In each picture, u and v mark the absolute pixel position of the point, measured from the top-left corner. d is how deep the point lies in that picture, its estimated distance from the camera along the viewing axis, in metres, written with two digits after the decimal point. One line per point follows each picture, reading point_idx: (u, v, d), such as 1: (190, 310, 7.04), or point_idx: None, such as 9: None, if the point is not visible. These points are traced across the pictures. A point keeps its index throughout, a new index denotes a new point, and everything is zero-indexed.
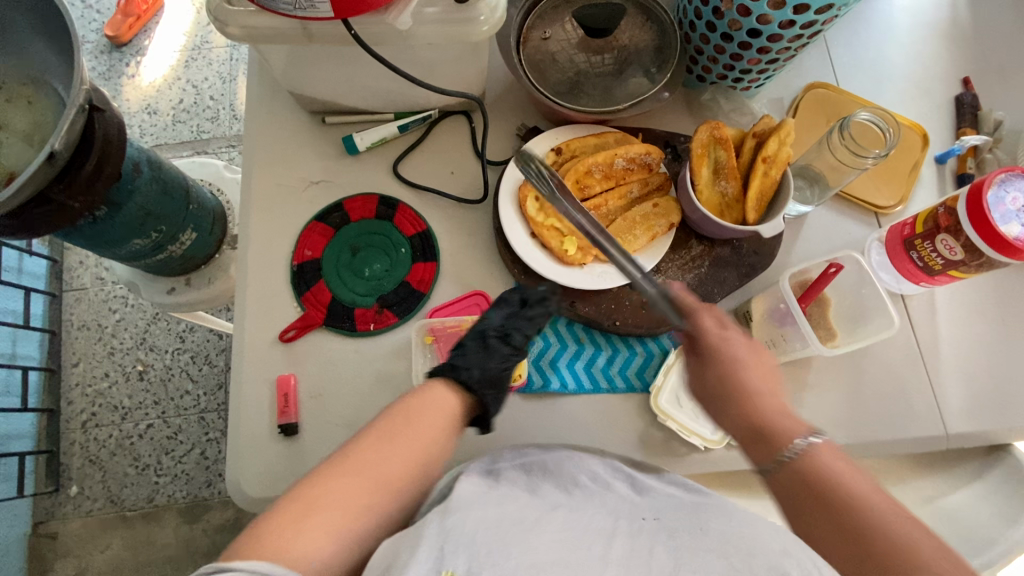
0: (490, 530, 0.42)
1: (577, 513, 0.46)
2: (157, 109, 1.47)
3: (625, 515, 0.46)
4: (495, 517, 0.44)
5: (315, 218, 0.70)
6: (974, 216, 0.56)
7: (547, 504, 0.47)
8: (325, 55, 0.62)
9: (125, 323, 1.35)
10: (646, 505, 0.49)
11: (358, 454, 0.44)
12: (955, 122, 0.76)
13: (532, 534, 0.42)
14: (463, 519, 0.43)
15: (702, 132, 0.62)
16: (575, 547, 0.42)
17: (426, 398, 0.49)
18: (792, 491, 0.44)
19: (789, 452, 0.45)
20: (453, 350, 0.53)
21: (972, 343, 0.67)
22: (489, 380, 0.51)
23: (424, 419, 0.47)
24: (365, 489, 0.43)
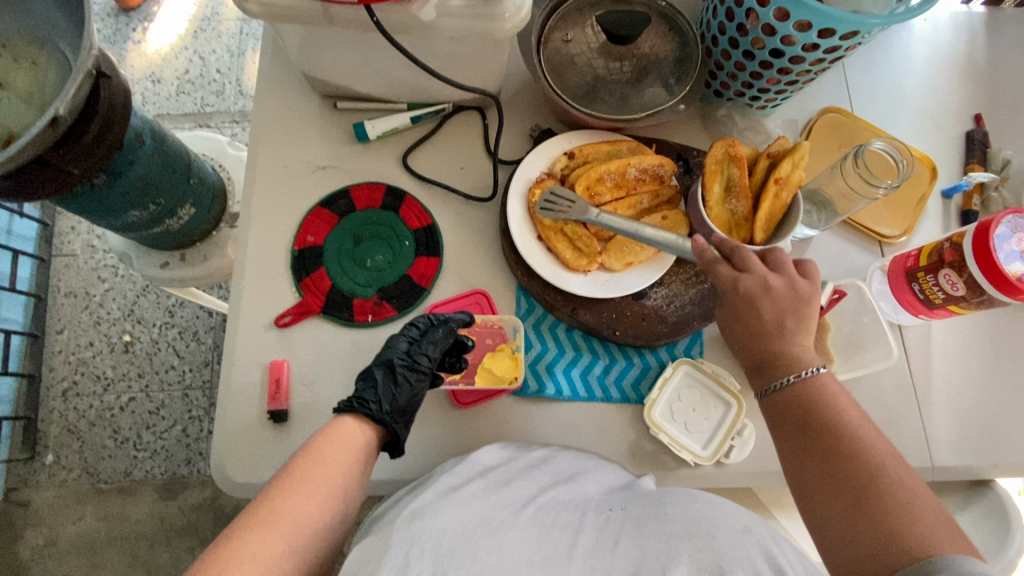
0: (457, 535, 0.47)
1: (544, 510, 0.51)
2: (161, 78, 1.44)
3: (592, 509, 0.52)
4: (463, 520, 0.48)
5: (319, 204, 0.69)
6: (979, 254, 0.56)
7: (517, 501, 0.52)
8: (343, 39, 0.61)
9: (114, 293, 1.33)
10: (614, 499, 0.54)
11: (300, 477, 0.48)
12: (964, 158, 0.77)
13: (498, 534, 0.47)
14: (430, 525, 0.48)
15: (716, 149, 0.62)
16: (542, 543, 0.48)
17: (345, 428, 0.54)
18: (788, 412, 0.47)
19: (792, 376, 0.47)
20: (361, 384, 0.59)
21: (964, 379, 0.68)
22: (395, 410, 0.57)
23: (335, 446, 0.52)
24: (301, 512, 0.46)
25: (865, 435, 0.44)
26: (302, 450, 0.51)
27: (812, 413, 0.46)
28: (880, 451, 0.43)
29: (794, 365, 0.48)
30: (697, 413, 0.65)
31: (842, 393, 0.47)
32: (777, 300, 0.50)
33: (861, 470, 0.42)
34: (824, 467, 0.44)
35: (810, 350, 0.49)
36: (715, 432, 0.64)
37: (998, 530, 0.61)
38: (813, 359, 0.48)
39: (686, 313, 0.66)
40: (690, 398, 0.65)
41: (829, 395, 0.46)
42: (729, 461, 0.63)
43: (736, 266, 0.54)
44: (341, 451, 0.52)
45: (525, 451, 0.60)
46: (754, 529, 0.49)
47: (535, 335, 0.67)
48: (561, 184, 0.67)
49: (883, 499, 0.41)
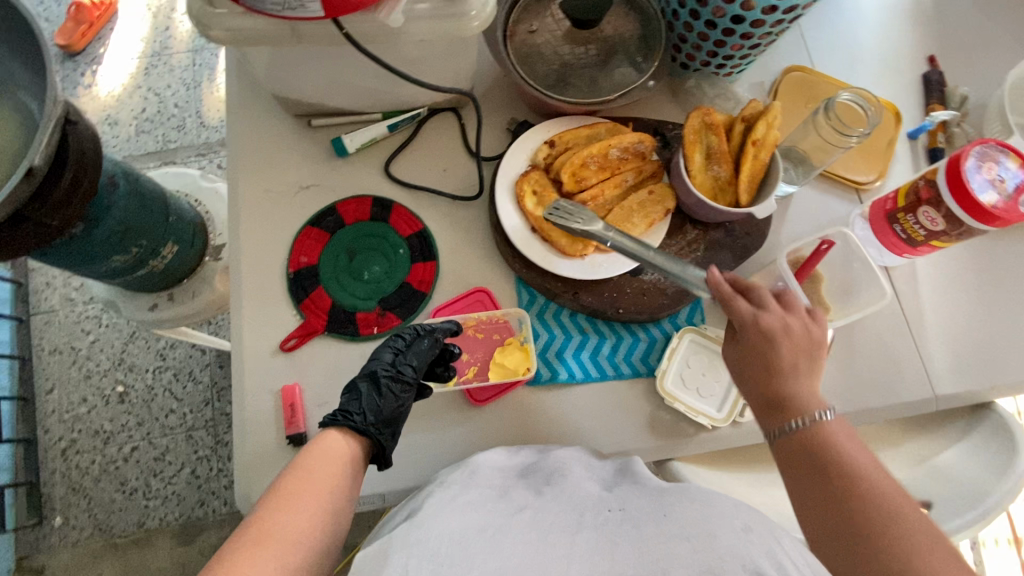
0: (452, 545, 0.46)
1: (543, 513, 0.50)
2: (118, 120, 1.41)
3: (591, 509, 0.51)
4: (459, 530, 0.48)
5: (307, 224, 0.69)
6: (954, 188, 0.58)
7: (514, 506, 0.52)
8: (311, 55, 0.61)
9: (101, 344, 1.30)
10: (612, 498, 0.53)
11: (288, 489, 0.49)
12: (924, 99, 0.80)
13: (494, 539, 0.47)
14: (428, 534, 0.47)
15: (693, 119, 0.63)
16: (540, 545, 0.46)
17: (330, 440, 0.55)
18: (797, 453, 0.48)
19: (800, 421, 0.49)
20: (347, 396, 0.60)
21: (953, 309, 0.71)
22: (379, 422, 0.58)
23: (320, 459, 0.52)
24: (291, 523, 0.46)
25: (873, 474, 0.45)
26: (290, 468, 0.51)
27: (820, 457, 0.47)
28: (887, 489, 0.44)
29: (808, 408, 0.49)
30: (707, 378, 0.66)
31: (851, 437, 0.48)
32: (784, 343, 0.52)
33: (872, 520, 0.43)
34: (838, 507, 0.44)
35: (816, 395, 0.50)
36: (726, 394, 0.66)
37: (1006, 448, 0.63)
38: (819, 403, 0.50)
39: (684, 283, 0.68)
40: (699, 363, 0.67)
41: (833, 442, 0.47)
42: (745, 419, 0.65)
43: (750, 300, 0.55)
44: (321, 461, 0.52)
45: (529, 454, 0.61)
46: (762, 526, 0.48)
47: (541, 323, 0.68)
48: (547, 173, 0.68)
49: (896, 547, 0.41)
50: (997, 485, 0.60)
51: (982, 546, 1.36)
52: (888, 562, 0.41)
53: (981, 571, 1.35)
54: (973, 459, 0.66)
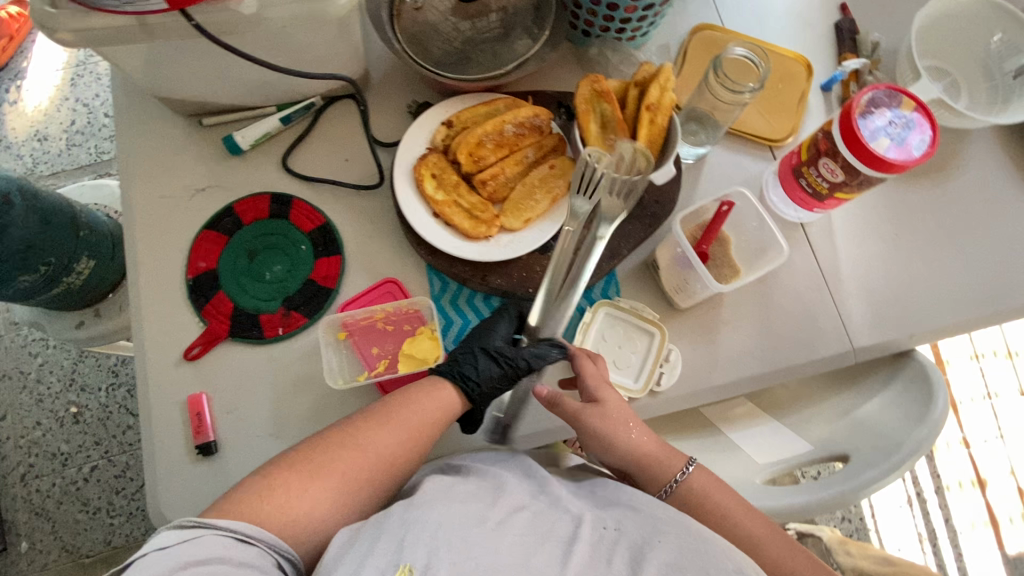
0: (451, 528, 0.45)
1: (541, 518, 0.50)
2: (48, 135, 1.37)
3: (587, 522, 0.50)
4: (457, 516, 0.47)
5: (204, 228, 0.67)
6: (847, 138, 0.57)
7: (512, 505, 0.50)
8: (181, 53, 0.58)
9: (50, 366, 1.28)
10: (608, 516, 0.52)
11: (394, 413, 0.55)
12: (836, 49, 0.78)
13: (494, 535, 0.46)
14: (427, 514, 0.46)
15: (583, 88, 0.62)
16: (536, 549, 0.46)
17: (438, 394, 0.57)
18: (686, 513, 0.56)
19: (678, 476, 0.57)
20: (466, 356, 0.60)
21: (869, 260, 0.70)
22: (484, 399, 0.60)
23: (431, 400, 0.57)
24: (375, 448, 0.52)
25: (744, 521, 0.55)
26: (392, 396, 0.57)
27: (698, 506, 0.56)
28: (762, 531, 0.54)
29: (670, 470, 0.57)
30: (623, 350, 0.66)
31: (715, 482, 0.57)
32: (631, 430, 0.58)
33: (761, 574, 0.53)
34: None
35: (674, 454, 0.58)
36: (643, 364, 0.66)
37: (922, 396, 0.64)
38: (677, 462, 0.58)
39: (595, 257, 0.66)
40: (615, 336, 0.67)
41: (705, 492, 0.56)
42: (661, 389, 0.65)
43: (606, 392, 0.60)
44: (430, 403, 0.57)
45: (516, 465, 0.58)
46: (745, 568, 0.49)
47: (453, 309, 0.67)
48: (446, 155, 0.66)
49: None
50: (911, 433, 0.61)
51: (946, 490, 1.38)
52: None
53: (945, 514, 1.37)
54: (892, 409, 0.66)
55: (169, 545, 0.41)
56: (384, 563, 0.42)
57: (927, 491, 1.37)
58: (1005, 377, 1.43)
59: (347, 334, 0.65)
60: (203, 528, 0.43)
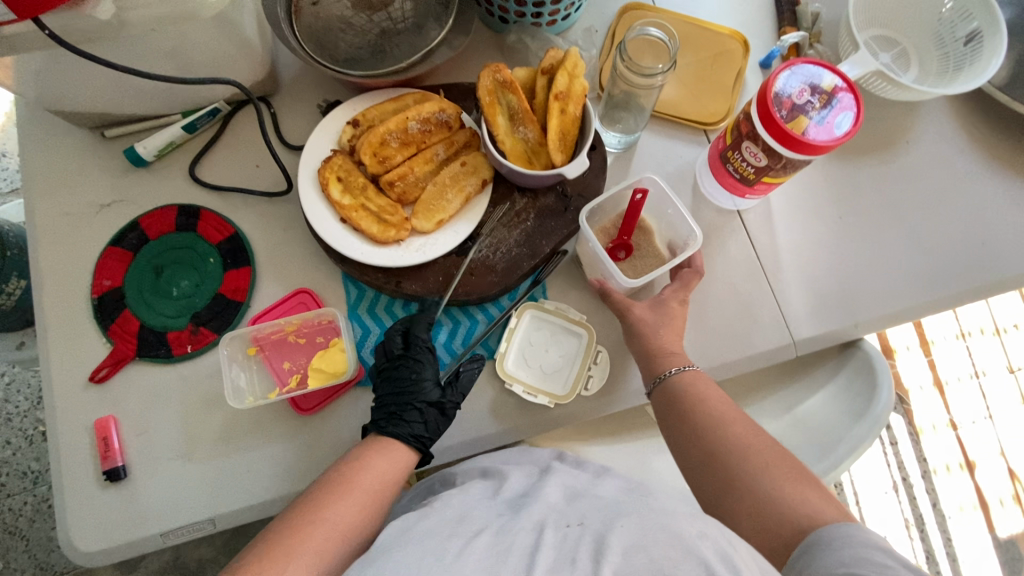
0: (409, 570, 0.39)
1: (505, 529, 0.44)
2: (5, 152, 1.35)
3: (551, 524, 0.45)
4: (417, 556, 0.41)
5: (109, 244, 0.64)
6: (764, 119, 0.53)
7: (471, 530, 0.44)
8: (58, 64, 0.55)
9: (16, 385, 1.27)
10: (572, 510, 0.46)
11: (348, 483, 0.49)
12: (776, 23, 0.73)
13: (454, 564, 0.40)
14: (382, 572, 0.39)
15: (484, 79, 0.57)
16: (501, 561, 0.40)
17: (383, 453, 0.53)
18: (670, 405, 0.55)
19: (673, 370, 0.56)
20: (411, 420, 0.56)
21: (811, 247, 0.67)
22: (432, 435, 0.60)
23: (388, 465, 0.53)
24: (333, 524, 0.46)
25: (726, 416, 0.53)
26: (346, 462, 0.52)
27: (681, 402, 0.54)
28: (746, 430, 0.52)
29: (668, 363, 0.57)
30: (551, 352, 0.63)
31: (710, 387, 0.56)
32: (664, 330, 0.58)
33: (736, 461, 0.49)
34: (717, 482, 0.49)
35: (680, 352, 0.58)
36: (571, 366, 0.63)
37: (866, 389, 0.60)
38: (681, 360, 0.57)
39: (515, 256, 0.63)
40: (542, 340, 0.64)
41: (694, 389, 0.55)
42: (590, 392, 0.62)
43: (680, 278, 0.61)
44: (387, 467, 0.53)
45: (469, 484, 0.53)
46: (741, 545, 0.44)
47: (371, 319, 0.64)
48: (352, 157, 0.63)
49: (750, 477, 0.48)
50: (851, 431, 0.58)
51: (934, 475, 1.34)
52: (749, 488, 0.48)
53: (933, 498, 1.33)
54: (836, 403, 0.63)
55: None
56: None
57: (913, 476, 1.33)
58: (992, 355, 1.38)
59: (258, 349, 0.63)
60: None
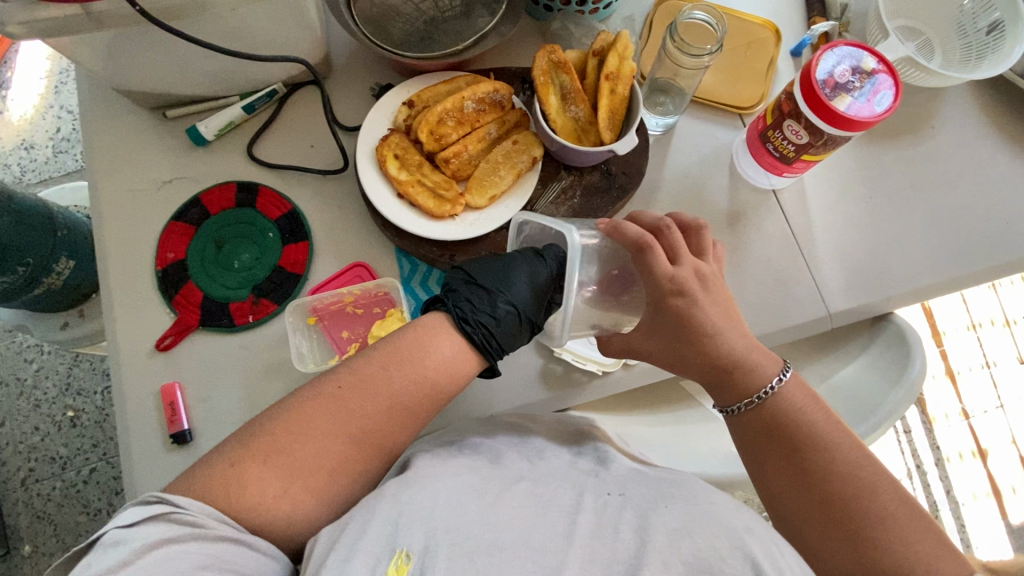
0: (449, 508, 0.45)
1: (542, 484, 0.50)
2: (33, 143, 1.37)
3: (590, 491, 0.49)
4: (457, 491, 0.47)
5: (172, 219, 0.67)
6: (809, 98, 0.56)
7: (510, 477, 0.50)
8: (135, 44, 0.58)
9: (45, 372, 1.29)
10: (612, 480, 0.51)
11: (380, 380, 0.50)
12: (806, 13, 0.77)
13: (493, 507, 0.46)
14: (418, 495, 0.46)
15: (540, 59, 0.60)
16: (540, 521, 0.45)
17: (438, 346, 0.52)
18: (756, 426, 0.53)
19: (764, 391, 0.53)
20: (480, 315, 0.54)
21: (844, 225, 0.69)
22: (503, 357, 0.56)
23: (429, 362, 0.51)
24: (356, 424, 0.49)
25: (826, 438, 0.51)
26: (387, 355, 0.51)
27: (777, 427, 0.52)
28: (856, 462, 0.49)
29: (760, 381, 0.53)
30: None
31: (809, 397, 0.53)
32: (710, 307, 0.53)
33: (844, 495, 0.48)
34: (833, 522, 0.48)
35: (770, 360, 0.54)
36: None
37: (900, 358, 0.63)
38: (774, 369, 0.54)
39: None
40: None
41: (794, 415, 0.52)
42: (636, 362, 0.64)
43: (640, 264, 0.53)
44: (433, 362, 0.51)
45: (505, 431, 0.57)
46: (754, 530, 0.45)
47: (424, 292, 0.67)
48: (408, 135, 0.66)
49: (864, 525, 0.47)
50: (888, 396, 0.60)
51: (946, 462, 1.37)
52: (870, 530, 0.47)
53: (946, 485, 1.36)
54: (870, 373, 0.65)
55: (137, 523, 0.41)
56: (377, 550, 0.43)
57: (926, 463, 1.36)
58: (1003, 346, 1.41)
59: (317, 319, 0.65)
60: (170, 509, 0.42)
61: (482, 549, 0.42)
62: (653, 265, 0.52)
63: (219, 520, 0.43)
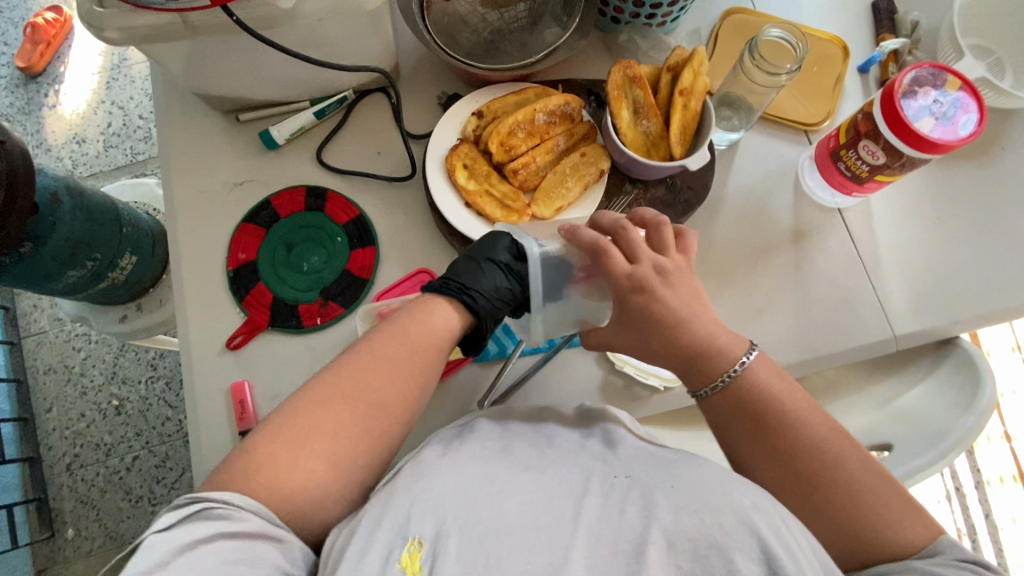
0: (458, 496, 0.46)
1: (549, 472, 0.49)
2: (85, 137, 1.41)
3: (597, 475, 0.49)
4: (465, 480, 0.47)
5: (243, 221, 0.68)
6: (889, 118, 0.55)
7: (518, 466, 0.49)
8: (221, 51, 0.59)
9: (93, 360, 1.33)
10: (618, 463, 0.51)
11: (384, 351, 0.50)
12: (874, 29, 0.76)
13: (501, 494, 0.46)
14: (433, 484, 0.47)
15: (615, 74, 0.61)
16: (548, 506, 0.46)
17: (436, 309, 0.53)
18: (730, 409, 0.51)
19: (732, 372, 0.51)
20: (464, 272, 0.55)
21: (911, 246, 0.69)
22: (496, 313, 0.55)
23: (421, 328, 0.52)
24: (373, 393, 0.48)
25: (800, 415, 0.50)
26: (384, 331, 0.52)
27: (751, 405, 0.50)
28: (822, 434, 0.49)
29: (730, 361, 0.52)
30: None
31: (775, 372, 0.52)
32: (681, 295, 0.52)
33: (820, 472, 0.48)
34: (811, 498, 0.48)
35: (736, 340, 0.53)
36: None
37: (971, 382, 0.62)
38: (741, 349, 0.52)
39: None
40: None
41: (767, 390, 0.51)
42: None
43: (597, 264, 0.52)
44: (429, 319, 0.52)
45: (521, 422, 0.57)
46: (760, 505, 0.44)
47: None
48: (477, 145, 0.67)
49: (831, 489, 0.47)
50: (959, 422, 0.59)
51: (987, 485, 1.34)
52: (849, 503, 0.47)
53: (985, 509, 1.33)
54: (936, 397, 0.65)
55: (173, 526, 0.39)
56: (392, 537, 0.43)
57: (965, 485, 1.34)
58: None
59: None
60: (208, 506, 0.40)
61: (491, 534, 0.43)
62: (609, 262, 0.51)
63: (255, 512, 0.41)
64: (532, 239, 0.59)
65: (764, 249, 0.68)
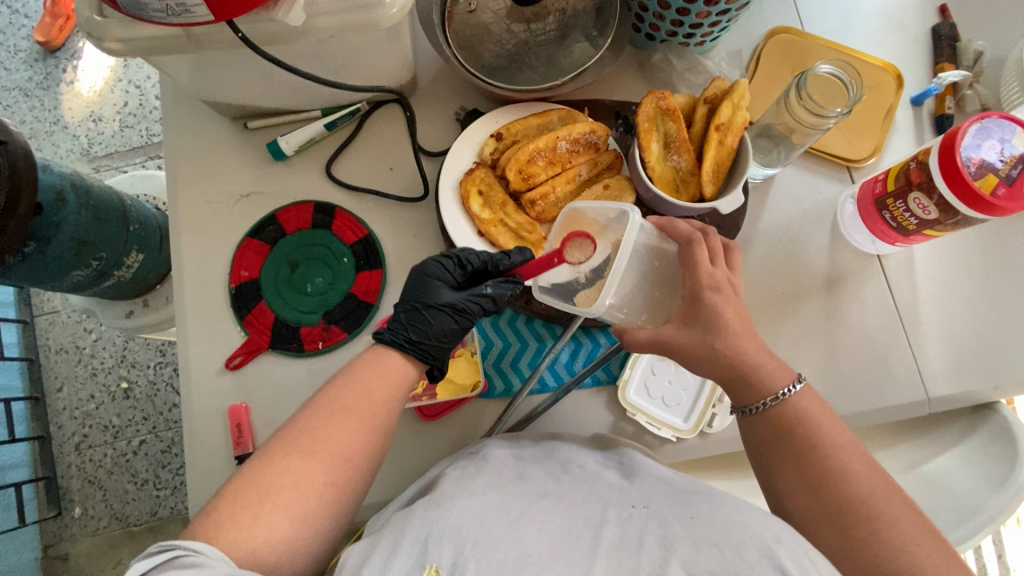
0: (475, 523, 0.41)
1: (567, 501, 0.44)
2: (101, 116, 1.36)
3: (614, 503, 0.44)
4: (480, 506, 0.43)
5: (248, 236, 0.66)
6: (946, 172, 0.50)
7: (535, 493, 0.45)
8: (229, 62, 0.55)
9: (103, 343, 1.27)
10: (635, 491, 0.46)
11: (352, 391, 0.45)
12: (932, 57, 0.70)
13: (519, 525, 0.41)
14: (449, 511, 0.42)
15: (647, 104, 0.57)
16: (564, 535, 0.41)
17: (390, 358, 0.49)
18: (771, 435, 0.47)
19: (778, 396, 0.47)
20: (404, 322, 0.52)
21: (956, 302, 0.64)
22: (447, 353, 0.53)
23: (379, 378, 0.47)
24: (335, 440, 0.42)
25: (847, 455, 0.44)
26: (341, 374, 0.47)
27: (792, 436, 0.46)
28: (873, 484, 0.43)
29: (771, 387, 0.47)
30: (674, 385, 0.63)
31: (822, 405, 0.48)
32: (735, 312, 0.48)
33: (868, 522, 0.42)
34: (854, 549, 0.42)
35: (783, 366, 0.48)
36: (694, 401, 0.62)
37: (1008, 456, 0.58)
38: (787, 377, 0.48)
39: None
40: (664, 371, 0.63)
41: (809, 413, 0.46)
42: (712, 431, 0.62)
43: (683, 257, 0.50)
44: (381, 369, 0.48)
45: (533, 448, 0.53)
46: (783, 540, 0.40)
47: (494, 331, 0.65)
48: (494, 170, 0.63)
49: (869, 536, 0.41)
50: (991, 499, 0.56)
51: None
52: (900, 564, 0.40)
53: None
54: (968, 466, 0.61)
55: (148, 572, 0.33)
56: (411, 564, 0.39)
57: None
58: None
59: None
60: (178, 553, 0.34)
61: (509, 563, 0.39)
62: (695, 258, 0.49)
63: (225, 560, 0.35)
64: (469, 272, 0.56)
65: (794, 295, 0.64)
